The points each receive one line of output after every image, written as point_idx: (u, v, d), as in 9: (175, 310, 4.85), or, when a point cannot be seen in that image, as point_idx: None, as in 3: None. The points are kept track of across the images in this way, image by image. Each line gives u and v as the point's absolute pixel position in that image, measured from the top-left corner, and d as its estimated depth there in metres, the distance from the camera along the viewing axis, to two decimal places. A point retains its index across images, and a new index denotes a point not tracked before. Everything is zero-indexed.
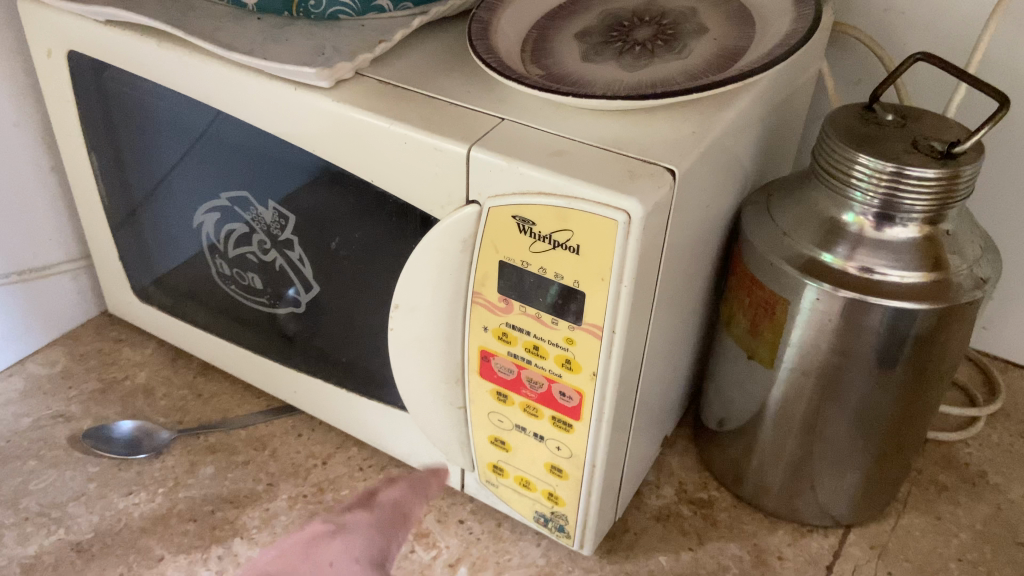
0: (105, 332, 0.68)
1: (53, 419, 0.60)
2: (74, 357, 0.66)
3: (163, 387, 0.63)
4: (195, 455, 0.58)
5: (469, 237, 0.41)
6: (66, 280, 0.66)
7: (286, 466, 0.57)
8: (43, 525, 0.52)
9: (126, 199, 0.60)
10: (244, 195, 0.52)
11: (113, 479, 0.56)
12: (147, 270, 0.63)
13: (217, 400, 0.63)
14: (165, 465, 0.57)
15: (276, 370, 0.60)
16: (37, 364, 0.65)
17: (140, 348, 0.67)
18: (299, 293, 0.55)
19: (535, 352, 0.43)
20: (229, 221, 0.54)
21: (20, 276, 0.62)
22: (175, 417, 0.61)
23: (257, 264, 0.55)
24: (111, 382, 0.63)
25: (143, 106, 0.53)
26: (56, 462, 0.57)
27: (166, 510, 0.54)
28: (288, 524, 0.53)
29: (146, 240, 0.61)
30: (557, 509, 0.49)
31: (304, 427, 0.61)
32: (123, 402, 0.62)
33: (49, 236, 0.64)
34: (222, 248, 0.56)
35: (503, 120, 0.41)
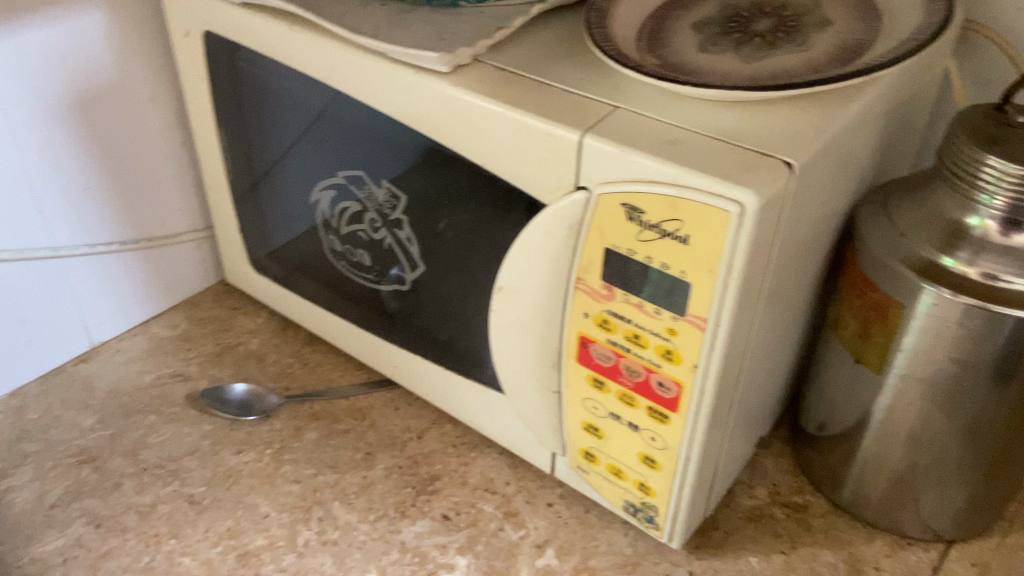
0: (223, 299, 0.72)
1: (172, 377, 0.64)
2: (193, 321, 0.69)
3: (273, 354, 0.67)
4: (300, 421, 0.61)
5: (576, 223, 0.42)
6: (191, 248, 0.70)
7: (384, 437, 0.59)
8: (160, 476, 0.56)
9: (248, 174, 0.63)
10: (359, 174, 0.54)
11: (224, 438, 0.59)
12: (264, 244, 0.67)
13: (322, 369, 0.65)
14: (272, 428, 0.60)
15: (379, 345, 0.62)
16: (161, 325, 0.69)
17: (254, 317, 0.70)
18: (405, 272, 0.56)
19: (635, 341, 0.43)
20: (343, 199, 0.57)
21: (149, 242, 0.66)
22: (283, 383, 0.64)
23: (367, 242, 0.57)
24: (226, 346, 0.67)
25: (270, 86, 0.56)
26: (173, 418, 0.60)
27: (272, 471, 0.57)
28: (383, 492, 0.55)
29: (265, 214, 0.65)
30: (647, 500, 0.49)
31: (402, 402, 0.63)
32: (237, 366, 0.65)
33: (176, 207, 0.67)
34: (335, 225, 0.59)
35: (617, 108, 0.41)
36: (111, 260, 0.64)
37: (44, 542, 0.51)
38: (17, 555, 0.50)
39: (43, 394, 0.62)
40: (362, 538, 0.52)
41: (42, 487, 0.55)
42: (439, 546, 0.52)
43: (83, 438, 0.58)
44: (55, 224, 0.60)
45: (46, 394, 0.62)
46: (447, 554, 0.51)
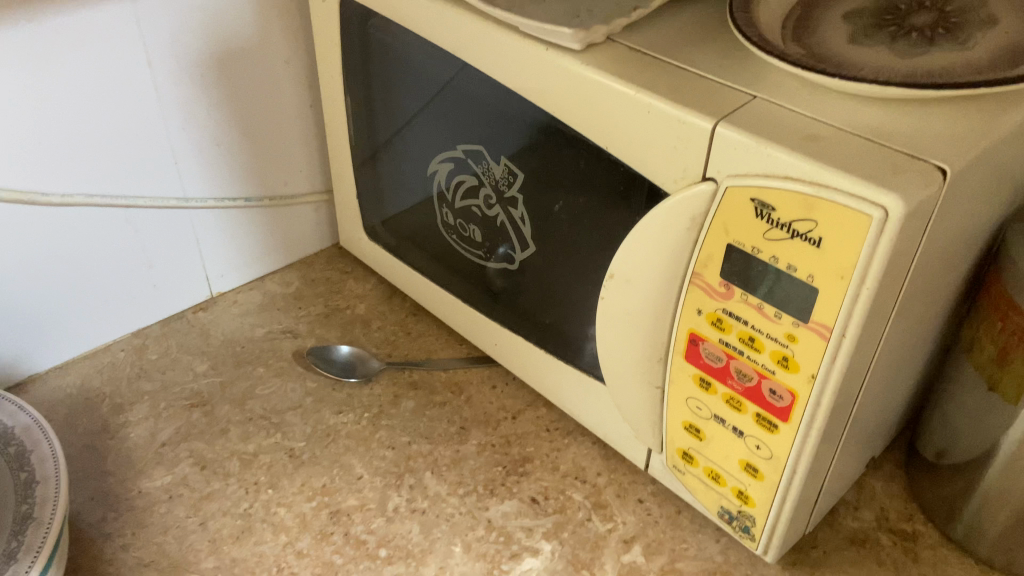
0: (335, 262, 0.74)
1: (282, 333, 0.66)
2: (305, 281, 0.71)
3: (379, 321, 0.68)
4: (399, 389, 0.61)
5: (699, 216, 0.40)
6: (310, 210, 0.71)
7: (479, 414, 0.60)
8: (264, 426, 0.58)
9: (370, 140, 0.64)
10: (479, 149, 0.54)
11: (326, 397, 0.60)
12: (378, 211, 0.68)
13: (424, 340, 0.66)
14: (372, 392, 0.61)
15: (482, 321, 0.62)
16: (275, 282, 0.71)
17: (362, 282, 0.72)
18: (515, 251, 0.56)
19: (749, 344, 0.41)
20: (460, 172, 0.57)
21: (272, 201, 0.68)
22: (386, 350, 0.65)
23: (480, 218, 0.57)
24: (335, 308, 0.69)
25: (400, 55, 0.56)
26: (281, 373, 0.62)
27: (369, 434, 0.58)
28: (474, 468, 0.55)
29: (382, 182, 0.65)
30: (744, 509, 0.47)
31: (499, 380, 0.63)
32: (343, 328, 0.67)
33: (299, 168, 0.69)
34: (450, 198, 0.59)
35: (755, 98, 0.39)
36: (236, 216, 0.66)
37: (153, 478, 0.54)
38: (129, 487, 0.53)
39: (163, 337, 0.64)
40: (451, 511, 0.53)
41: (154, 425, 0.57)
42: (525, 528, 0.52)
43: (196, 382, 0.61)
44: (187, 177, 0.62)
45: (166, 337, 0.64)
46: (532, 538, 0.51)
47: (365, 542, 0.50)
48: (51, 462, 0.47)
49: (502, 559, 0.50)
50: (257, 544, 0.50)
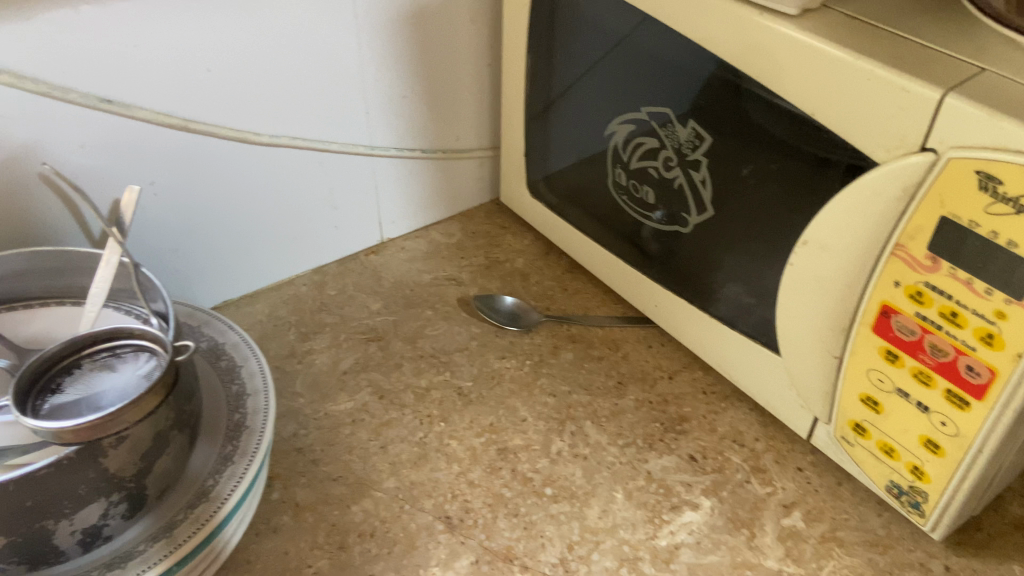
0: (493, 217, 0.77)
1: (446, 280, 0.69)
2: (467, 233, 0.75)
3: (536, 275, 0.70)
4: (558, 341, 0.63)
5: (911, 186, 0.40)
6: (475, 164, 0.74)
7: (636, 371, 0.61)
8: (434, 365, 0.61)
9: (545, 93, 0.65)
10: (664, 111, 0.54)
11: (490, 342, 0.63)
12: (544, 168, 0.70)
13: (580, 296, 0.68)
14: (533, 342, 0.63)
15: (644, 282, 0.63)
16: (438, 232, 0.75)
17: (520, 237, 0.74)
18: (691, 215, 0.56)
19: (950, 319, 0.41)
20: (640, 133, 0.57)
21: (445, 153, 0.71)
22: (544, 302, 0.67)
23: (656, 179, 0.57)
24: (495, 260, 0.71)
25: (590, 15, 0.57)
26: (446, 316, 0.65)
27: (531, 380, 0.60)
28: (633, 422, 0.57)
29: (552, 140, 0.67)
30: (917, 484, 0.47)
31: (655, 340, 0.64)
32: (503, 279, 0.69)
33: (471, 123, 0.72)
34: (625, 158, 0.59)
35: (984, 70, 0.38)
36: (410, 166, 0.70)
37: (337, 402, 0.58)
38: (316, 408, 0.58)
39: (339, 275, 0.69)
40: (612, 459, 0.55)
41: (337, 354, 0.62)
42: (685, 483, 0.53)
43: (371, 319, 0.65)
44: (374, 127, 0.65)
45: (342, 276, 0.69)
46: (692, 493, 0.53)
47: (532, 480, 0.53)
48: (259, 377, 0.52)
49: (662, 509, 0.52)
50: (432, 470, 0.54)
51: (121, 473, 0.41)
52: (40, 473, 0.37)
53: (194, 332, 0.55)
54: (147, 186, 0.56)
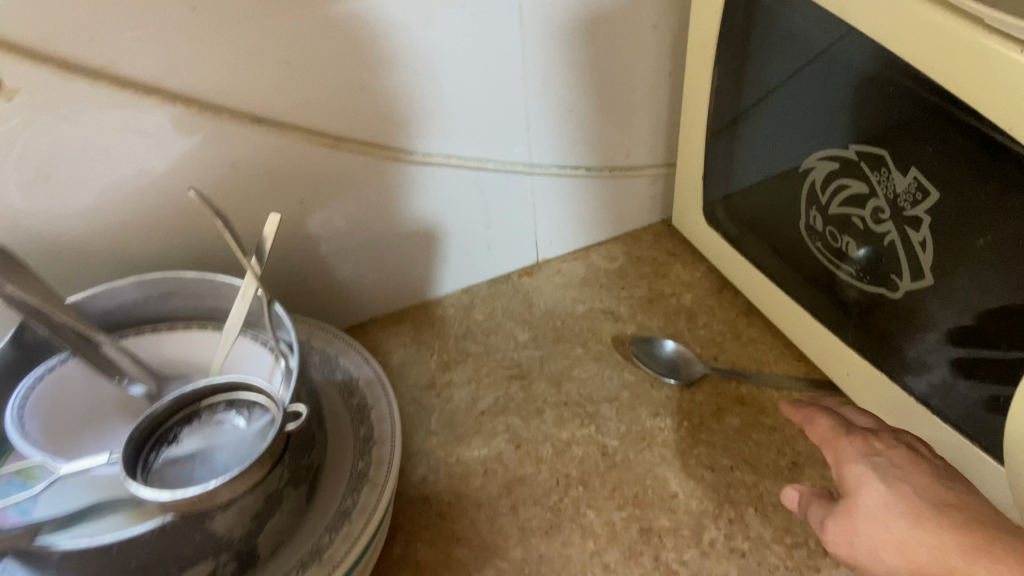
0: (663, 241, 0.69)
1: (602, 314, 0.62)
2: (631, 258, 0.67)
3: (706, 316, 0.61)
4: (724, 401, 0.55)
5: None
6: (646, 182, 0.66)
7: (816, 450, 0.52)
8: (578, 416, 0.55)
9: (733, 105, 0.55)
10: (880, 155, 0.43)
11: (644, 395, 0.56)
12: (724, 196, 0.61)
13: (755, 347, 0.59)
14: (693, 399, 0.55)
15: (835, 345, 0.53)
16: (599, 255, 0.68)
17: (691, 268, 0.66)
18: (901, 279, 0.45)
19: None
20: (845, 175, 0.47)
21: (612, 172, 0.64)
22: (712, 352, 0.59)
23: (860, 231, 0.47)
24: (659, 294, 0.64)
25: (790, 33, 0.47)
26: (598, 358, 0.59)
27: (687, 448, 0.52)
28: (806, 516, 0.48)
29: (736, 167, 0.58)
30: None
31: None
32: (667, 318, 0.61)
33: (644, 138, 0.63)
34: (823, 201, 0.49)
35: None
36: (572, 184, 0.63)
37: (472, 447, 0.54)
38: (449, 451, 0.54)
39: (489, 299, 0.65)
40: (775, 561, 0.46)
41: (476, 391, 0.57)
42: None
43: (517, 353, 0.60)
44: (536, 144, 0.59)
45: (492, 299, 0.65)
46: None
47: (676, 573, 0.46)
48: (388, 422, 0.49)
49: None
50: (564, 545, 0.48)
51: (229, 534, 0.38)
52: (143, 538, 0.36)
53: (332, 362, 0.53)
54: (297, 204, 0.54)
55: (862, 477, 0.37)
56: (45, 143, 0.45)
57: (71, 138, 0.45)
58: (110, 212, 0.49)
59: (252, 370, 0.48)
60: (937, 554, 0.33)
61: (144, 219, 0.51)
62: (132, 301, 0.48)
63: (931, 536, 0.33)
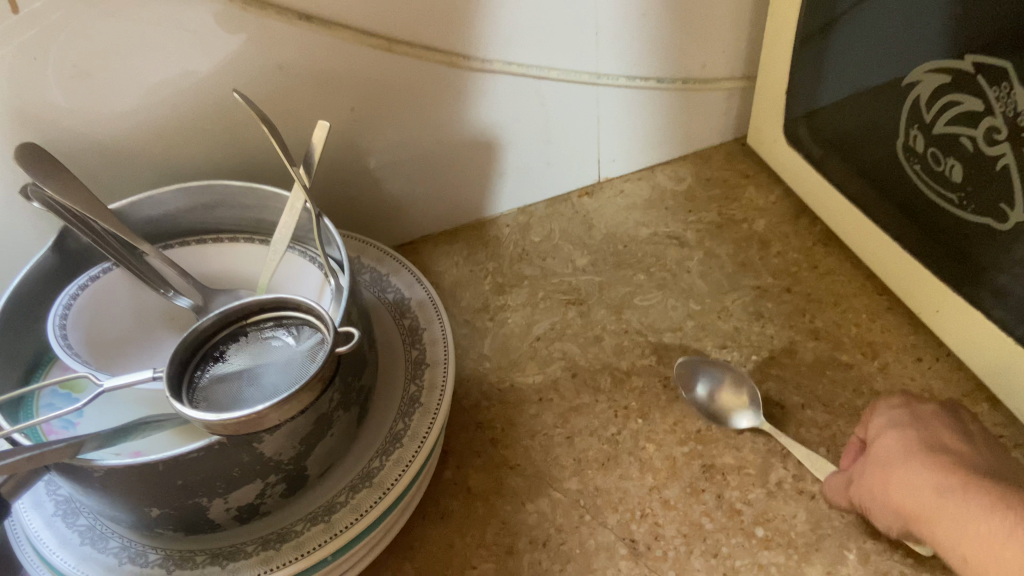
0: (735, 162, 0.64)
1: (667, 239, 0.58)
2: (699, 179, 0.63)
3: (780, 244, 0.57)
4: (797, 335, 0.51)
5: None
6: (721, 98, 0.61)
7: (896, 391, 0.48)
8: (639, 345, 0.52)
9: (827, 7, 0.49)
10: (1003, 66, 0.37)
11: (710, 325, 0.53)
12: (808, 113, 0.55)
13: (833, 278, 0.55)
14: (764, 332, 0.52)
15: (925, 279, 0.49)
16: (666, 175, 0.64)
17: (765, 192, 0.61)
18: (1012, 209, 0.40)
19: None
20: (957, 90, 0.41)
21: (684, 85, 0.59)
22: (785, 282, 0.55)
23: (969, 154, 0.41)
24: (730, 220, 0.59)
25: None
26: (662, 285, 0.55)
27: (755, 383, 0.49)
28: None
29: (825, 81, 0.52)
30: None
31: (928, 352, 0.50)
32: (737, 245, 0.57)
33: (722, 48, 0.58)
34: (927, 119, 0.44)
35: None
36: (640, 97, 0.58)
37: (527, 373, 0.51)
38: (503, 377, 0.52)
39: (548, 219, 0.61)
40: (848, 506, 0.44)
41: (532, 315, 0.55)
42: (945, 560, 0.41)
43: (575, 277, 0.57)
44: (605, 52, 0.54)
45: (550, 219, 0.61)
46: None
47: (740, 514, 0.44)
48: (441, 346, 0.46)
49: None
50: (622, 478, 0.46)
51: (278, 455, 0.37)
52: (191, 456, 0.34)
53: (383, 282, 0.50)
54: (348, 113, 0.51)
55: (882, 423, 0.42)
56: (77, 35, 0.42)
57: (106, 30, 0.42)
58: (153, 114, 0.47)
59: (297, 285, 0.46)
60: (919, 485, 0.37)
61: (187, 123, 0.48)
62: (177, 210, 0.46)
63: (920, 477, 0.37)
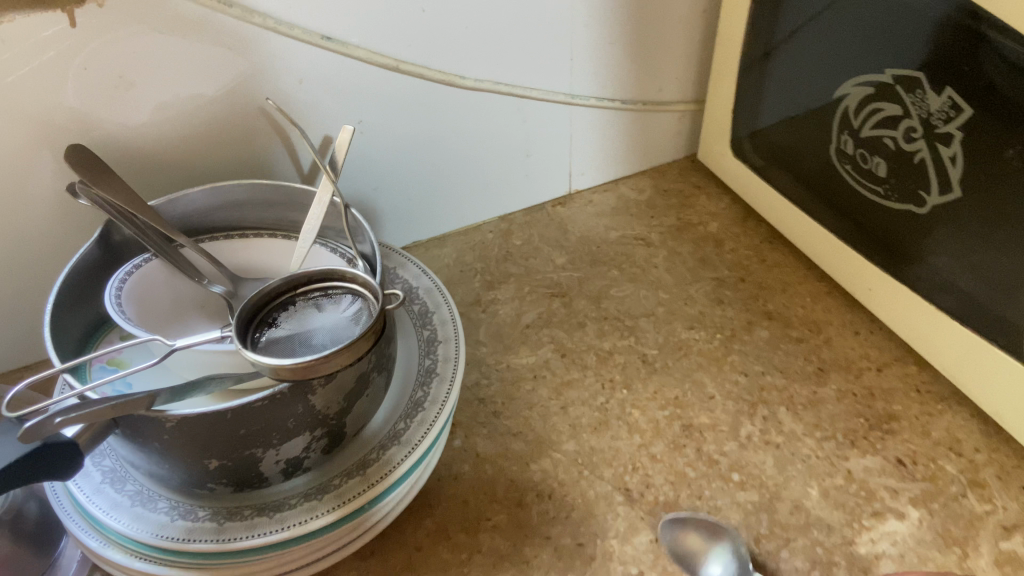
0: (687, 175, 0.72)
1: (634, 240, 0.66)
2: (658, 190, 0.71)
3: (732, 242, 0.65)
4: (753, 316, 0.59)
5: None
6: (674, 118, 0.70)
7: (839, 358, 0.56)
8: (619, 329, 0.59)
9: (767, 38, 0.59)
10: (917, 76, 0.46)
11: (679, 311, 0.60)
12: (751, 129, 0.64)
13: (779, 269, 0.63)
14: (725, 315, 0.59)
15: (857, 263, 0.57)
16: (629, 187, 0.72)
17: (716, 200, 0.70)
18: (930, 194, 0.49)
19: None
20: (880, 98, 0.50)
21: (644, 106, 0.67)
22: (740, 273, 0.63)
23: (892, 152, 0.50)
24: (688, 223, 0.67)
25: None
26: (634, 278, 0.63)
27: (721, 356, 0.57)
28: (834, 414, 0.53)
29: (766, 101, 0.61)
30: None
31: (862, 326, 0.58)
32: (696, 244, 0.65)
33: (676, 75, 0.67)
34: (856, 125, 0.52)
35: None
36: (606, 116, 0.66)
37: (520, 355, 0.57)
38: (500, 359, 0.57)
39: (527, 225, 0.68)
40: (808, 452, 0.51)
41: (521, 307, 0.61)
42: (890, 489, 0.48)
43: (557, 273, 0.63)
44: (579, 75, 0.62)
45: (528, 226, 0.68)
46: (898, 501, 0.48)
47: (718, 462, 0.50)
48: (451, 325, 0.52)
49: (862, 514, 0.47)
50: (613, 439, 0.52)
51: (326, 409, 0.42)
52: (255, 406, 0.39)
53: (390, 274, 0.55)
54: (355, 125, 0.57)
55: None
56: (112, 46, 0.47)
57: (134, 40, 0.47)
58: (177, 120, 0.52)
59: None
60: None
61: (209, 131, 0.53)
62: (207, 208, 0.51)
63: None
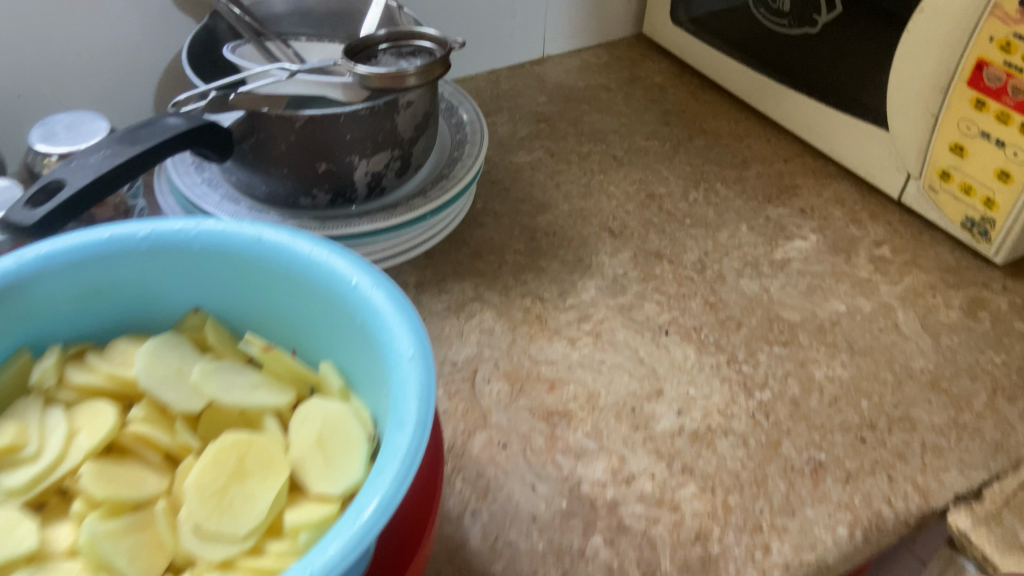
0: (634, 48, 0.91)
1: (598, 87, 0.84)
2: (612, 57, 0.89)
3: (673, 88, 0.84)
4: (693, 131, 0.78)
5: None
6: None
7: (756, 154, 0.75)
8: (593, 139, 0.76)
9: None
10: None
11: (637, 129, 0.78)
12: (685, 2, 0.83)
13: (709, 104, 0.82)
14: (672, 131, 0.78)
15: (766, 86, 0.77)
16: (589, 55, 0.90)
17: (657, 63, 0.89)
18: (820, 14, 0.67)
19: (1007, 50, 0.54)
20: None
21: None
22: (680, 107, 0.81)
23: None
24: (638, 77, 0.86)
25: None
26: (600, 110, 0.80)
27: (671, 154, 0.75)
28: (755, 185, 0.71)
29: None
30: (988, 214, 0.60)
31: (772, 136, 0.78)
32: (645, 89, 0.84)
33: None
34: None
35: None
36: None
37: (519, 155, 0.74)
38: (503, 157, 0.73)
39: (511, 77, 0.85)
40: (738, 205, 0.69)
41: (515, 126, 0.77)
42: (797, 223, 0.67)
43: (540, 107, 0.80)
44: None
45: (513, 78, 0.85)
46: (802, 229, 0.67)
47: (675, 212, 0.68)
48: (473, 113, 0.68)
49: (778, 236, 0.66)
50: (597, 202, 0.69)
51: (403, 132, 0.56)
52: (360, 114, 0.53)
53: None
54: None
55: None
56: None
57: None
58: None
59: None
60: None
61: None
62: (283, 15, 0.65)
63: None
